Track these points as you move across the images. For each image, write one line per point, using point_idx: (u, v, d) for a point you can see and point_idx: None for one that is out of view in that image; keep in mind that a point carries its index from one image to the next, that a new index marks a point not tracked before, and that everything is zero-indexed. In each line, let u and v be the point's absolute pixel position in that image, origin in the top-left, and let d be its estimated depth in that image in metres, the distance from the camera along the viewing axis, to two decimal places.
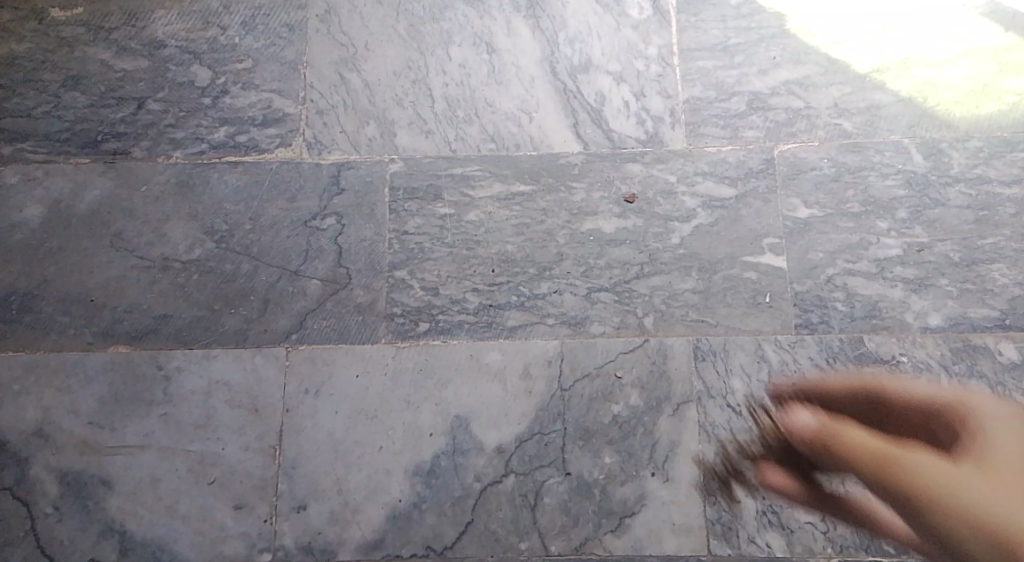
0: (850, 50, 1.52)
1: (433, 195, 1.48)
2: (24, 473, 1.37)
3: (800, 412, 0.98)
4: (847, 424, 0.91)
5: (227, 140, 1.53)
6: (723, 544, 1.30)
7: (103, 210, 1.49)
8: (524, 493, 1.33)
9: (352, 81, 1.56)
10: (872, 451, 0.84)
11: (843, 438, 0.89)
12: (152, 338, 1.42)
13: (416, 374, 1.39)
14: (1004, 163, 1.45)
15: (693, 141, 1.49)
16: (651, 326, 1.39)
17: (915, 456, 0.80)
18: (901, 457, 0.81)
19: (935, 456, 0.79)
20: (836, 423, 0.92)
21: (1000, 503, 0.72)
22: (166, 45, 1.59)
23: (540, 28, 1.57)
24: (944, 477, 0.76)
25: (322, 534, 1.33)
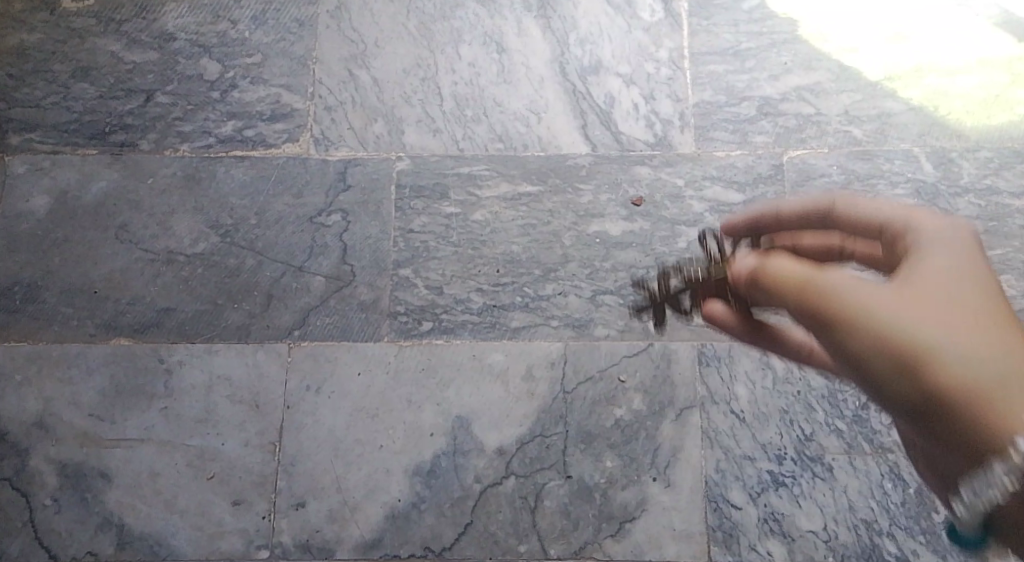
0: (861, 57, 1.52)
1: (440, 193, 1.47)
2: (24, 464, 1.36)
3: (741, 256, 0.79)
4: (768, 253, 0.74)
5: (234, 134, 1.53)
6: (724, 551, 1.29)
7: (109, 202, 1.49)
8: (525, 495, 1.32)
9: (361, 78, 1.55)
10: (794, 276, 0.69)
11: (767, 266, 0.72)
12: (155, 331, 1.42)
13: (418, 373, 1.38)
14: (1015, 174, 1.44)
15: (701, 145, 1.48)
16: (656, 331, 1.38)
17: (828, 275, 0.68)
18: (818, 276, 0.68)
19: (857, 276, 0.67)
20: (765, 256, 0.74)
21: (922, 325, 0.63)
22: (176, 38, 1.59)
23: (550, 28, 1.57)
24: (867, 299, 0.65)
25: (321, 532, 1.32)
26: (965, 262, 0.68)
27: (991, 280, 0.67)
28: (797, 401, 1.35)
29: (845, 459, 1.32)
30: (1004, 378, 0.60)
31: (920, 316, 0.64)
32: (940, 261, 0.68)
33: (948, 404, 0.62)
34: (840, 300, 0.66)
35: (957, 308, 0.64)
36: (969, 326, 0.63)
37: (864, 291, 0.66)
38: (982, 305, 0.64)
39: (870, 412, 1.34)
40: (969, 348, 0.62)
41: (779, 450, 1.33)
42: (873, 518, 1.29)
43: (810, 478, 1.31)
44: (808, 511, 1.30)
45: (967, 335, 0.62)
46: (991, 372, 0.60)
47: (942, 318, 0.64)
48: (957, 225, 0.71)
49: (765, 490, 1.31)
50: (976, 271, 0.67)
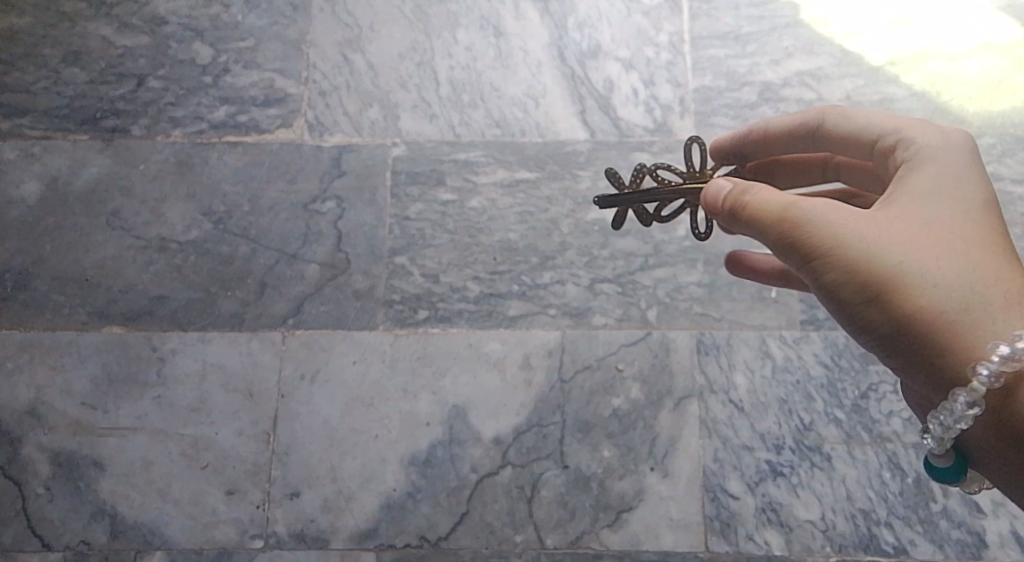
0: (863, 42, 1.50)
1: (436, 180, 1.45)
2: (16, 453, 1.35)
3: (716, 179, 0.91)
4: (756, 183, 0.87)
5: (227, 119, 1.51)
6: (721, 541, 1.28)
7: (100, 188, 1.47)
8: (521, 485, 1.31)
9: (356, 62, 1.53)
10: (777, 208, 0.83)
11: (751, 195, 0.86)
12: (148, 319, 1.40)
13: (414, 362, 1.37)
14: (1018, 161, 1.42)
15: (701, 131, 1.46)
16: (654, 319, 1.37)
17: (807, 207, 0.82)
18: (801, 206, 0.82)
19: (840, 209, 0.82)
20: (750, 185, 0.87)
21: (892, 257, 0.79)
22: (168, 21, 1.56)
23: (549, 12, 1.54)
24: (847, 234, 0.80)
25: (315, 522, 1.31)
26: (943, 187, 0.83)
27: (963, 207, 0.82)
28: (796, 391, 1.33)
29: (843, 448, 1.31)
30: (953, 302, 0.78)
31: (892, 249, 0.80)
32: (917, 189, 0.83)
33: (910, 322, 0.79)
34: (822, 233, 0.81)
35: (927, 242, 0.80)
36: (935, 256, 0.79)
37: (845, 226, 0.81)
38: (948, 235, 0.80)
39: (870, 401, 1.33)
40: (931, 276, 0.78)
41: (777, 440, 1.31)
42: (871, 507, 1.28)
43: (808, 467, 1.30)
44: (806, 500, 1.29)
45: (930, 265, 0.79)
46: (944, 297, 0.78)
47: (912, 249, 0.80)
48: (943, 149, 0.85)
49: (763, 480, 1.30)
50: (953, 200, 0.82)
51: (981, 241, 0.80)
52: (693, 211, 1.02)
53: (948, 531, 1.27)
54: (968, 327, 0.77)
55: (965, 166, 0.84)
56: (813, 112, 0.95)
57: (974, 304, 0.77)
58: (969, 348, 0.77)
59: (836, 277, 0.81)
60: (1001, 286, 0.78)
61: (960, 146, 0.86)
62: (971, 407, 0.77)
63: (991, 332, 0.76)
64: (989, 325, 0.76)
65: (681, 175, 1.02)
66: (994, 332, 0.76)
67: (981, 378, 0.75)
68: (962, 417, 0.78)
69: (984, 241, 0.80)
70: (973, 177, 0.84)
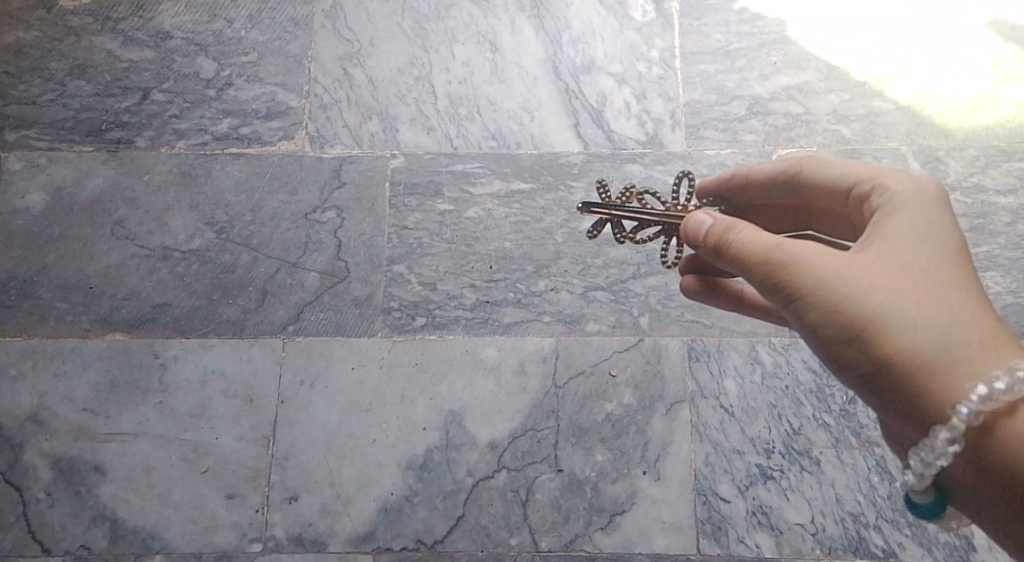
0: (849, 58, 1.54)
1: (433, 191, 1.48)
2: (18, 458, 1.37)
3: (698, 213, 0.92)
4: (737, 221, 0.88)
5: (230, 131, 1.54)
6: (713, 543, 1.30)
7: (105, 199, 1.50)
8: (516, 489, 1.33)
9: (356, 76, 1.57)
10: (760, 248, 0.85)
11: (734, 232, 0.87)
12: (150, 326, 1.43)
13: (411, 368, 1.39)
14: (1000, 172, 1.46)
15: (692, 144, 1.49)
16: (647, 326, 1.40)
17: (789, 248, 0.83)
18: (784, 247, 0.84)
19: (821, 250, 0.83)
20: (734, 223, 0.88)
21: (874, 300, 0.80)
22: (172, 36, 1.60)
23: (544, 28, 1.58)
24: (829, 275, 0.81)
25: (314, 526, 1.33)
26: (921, 230, 0.85)
27: (942, 250, 0.83)
28: (785, 397, 1.36)
29: (832, 453, 1.33)
30: (934, 343, 0.79)
31: (874, 291, 0.80)
32: (896, 232, 0.85)
33: (890, 363, 0.80)
34: (802, 274, 0.82)
35: (909, 285, 0.81)
36: (916, 298, 0.80)
37: (825, 267, 0.82)
38: (928, 279, 0.81)
39: (858, 406, 1.35)
40: (913, 319, 0.79)
41: (767, 445, 1.34)
42: (860, 511, 1.31)
43: (798, 471, 1.33)
44: (796, 504, 1.31)
45: (911, 308, 0.80)
46: (925, 339, 0.79)
47: (893, 291, 0.81)
48: (920, 195, 0.87)
49: (753, 484, 1.32)
50: (931, 243, 0.84)
51: (961, 284, 0.81)
52: (667, 239, 1.05)
53: (936, 534, 1.29)
54: (950, 369, 0.78)
55: (943, 211, 0.86)
56: (794, 159, 0.98)
57: (953, 346, 0.78)
58: (949, 389, 0.78)
59: (818, 319, 0.82)
60: (982, 329, 0.79)
61: (937, 195, 0.87)
62: (952, 444, 0.78)
63: (970, 373, 0.77)
64: (970, 367, 0.77)
65: (665, 203, 1.04)
66: (975, 373, 0.77)
67: (960, 417, 0.76)
68: (943, 455, 0.79)
69: (961, 283, 0.82)
70: (950, 223, 0.86)
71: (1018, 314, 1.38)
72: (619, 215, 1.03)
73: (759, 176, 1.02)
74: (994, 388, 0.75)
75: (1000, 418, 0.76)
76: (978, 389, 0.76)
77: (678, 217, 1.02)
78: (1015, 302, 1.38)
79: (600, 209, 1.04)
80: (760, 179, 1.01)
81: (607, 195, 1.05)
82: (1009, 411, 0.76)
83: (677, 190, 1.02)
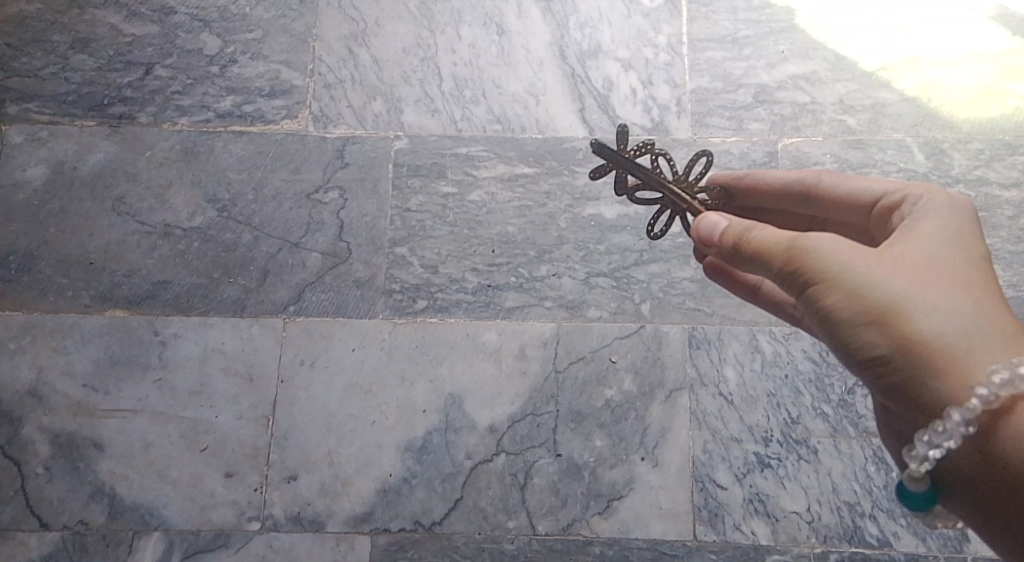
0: (857, 47, 1.53)
1: (437, 173, 1.48)
2: (17, 432, 1.37)
3: (708, 214, 0.93)
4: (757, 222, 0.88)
5: (233, 109, 1.53)
6: (709, 530, 1.31)
7: (106, 174, 1.50)
8: (514, 472, 1.34)
9: (361, 56, 1.56)
10: (783, 238, 0.84)
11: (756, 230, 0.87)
12: (151, 303, 1.43)
13: (412, 350, 1.39)
14: (1006, 166, 1.46)
15: (697, 131, 1.49)
16: (648, 313, 1.40)
17: (814, 236, 0.82)
18: (808, 237, 0.82)
19: (845, 240, 0.82)
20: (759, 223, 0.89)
21: (898, 287, 0.79)
22: (176, 12, 1.59)
23: (551, 11, 1.57)
24: (852, 262, 0.80)
25: (312, 505, 1.34)
26: (946, 233, 0.84)
27: (965, 249, 0.83)
28: (785, 386, 1.37)
29: (830, 442, 1.34)
30: (954, 333, 0.77)
31: (897, 280, 0.79)
32: (919, 232, 0.85)
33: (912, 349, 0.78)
34: (826, 259, 0.80)
35: (933, 277, 0.80)
36: (938, 290, 0.79)
37: (849, 255, 0.80)
38: (953, 273, 0.81)
39: (856, 397, 1.36)
40: (937, 306, 0.78)
41: (765, 433, 1.35)
42: (856, 500, 1.31)
43: (795, 460, 1.33)
44: (792, 492, 1.32)
45: (936, 297, 0.79)
46: (946, 328, 0.77)
47: (917, 280, 0.79)
48: (944, 200, 0.87)
49: (750, 472, 1.33)
50: (954, 243, 0.83)
51: (984, 282, 0.81)
52: (659, 210, 1.02)
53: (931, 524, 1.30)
54: (970, 356, 0.77)
55: (968, 216, 0.86)
56: (811, 171, 1.00)
57: (975, 335, 0.77)
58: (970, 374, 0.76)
59: (837, 304, 0.80)
60: (1005, 324, 0.78)
61: (961, 201, 0.88)
62: (965, 426, 0.77)
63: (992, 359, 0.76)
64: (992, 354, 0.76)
65: (674, 174, 1.01)
66: (993, 361, 0.76)
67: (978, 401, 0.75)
68: (954, 436, 0.78)
69: (981, 282, 0.81)
70: (972, 227, 0.86)
71: (1019, 309, 1.38)
72: (625, 167, 1.00)
73: (773, 184, 1.03)
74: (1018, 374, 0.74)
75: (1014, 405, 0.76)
76: (998, 373, 0.75)
77: (680, 194, 1.00)
78: (1016, 296, 1.39)
79: (608, 155, 1.00)
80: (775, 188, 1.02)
81: (625, 146, 1.01)
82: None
83: (691, 166, 1.00)
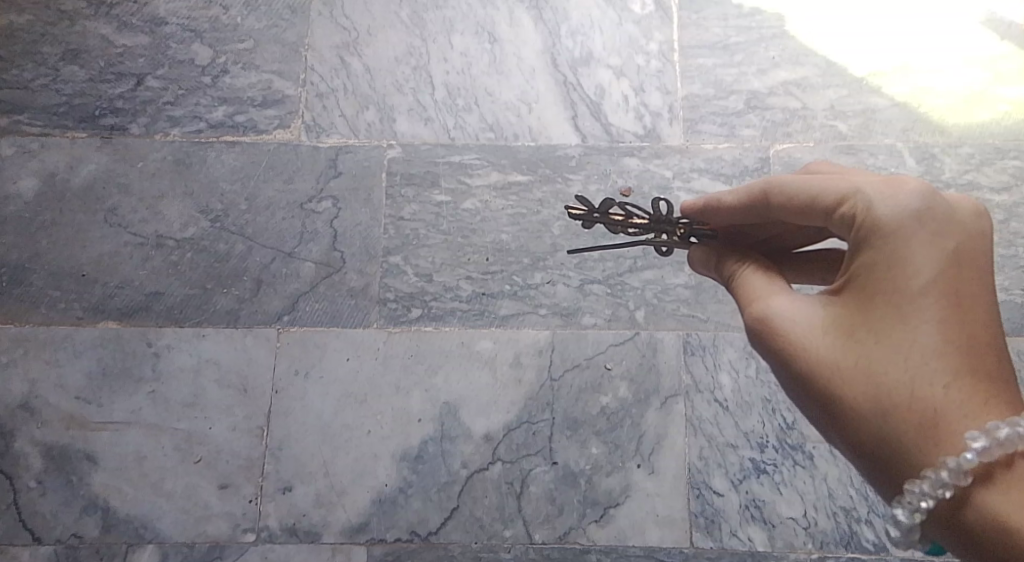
0: (848, 54, 1.54)
1: (430, 181, 1.48)
2: (8, 446, 1.36)
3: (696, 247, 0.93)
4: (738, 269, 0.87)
5: (225, 120, 1.53)
6: (705, 536, 1.31)
7: (98, 185, 1.49)
8: (510, 481, 1.34)
9: (353, 66, 1.56)
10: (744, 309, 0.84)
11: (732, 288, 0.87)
12: (144, 314, 1.42)
13: (407, 359, 1.39)
14: (996, 170, 1.46)
15: (690, 138, 1.49)
16: (642, 320, 1.40)
17: (762, 313, 0.82)
18: (760, 313, 0.82)
19: (793, 317, 0.80)
20: (739, 258, 0.88)
21: (838, 370, 0.77)
22: (167, 22, 1.59)
23: (542, 18, 1.58)
24: (794, 345, 0.79)
25: (307, 516, 1.33)
26: (895, 281, 0.75)
27: (914, 302, 0.74)
28: (780, 391, 1.37)
29: (825, 447, 1.34)
30: (889, 421, 0.74)
31: (837, 362, 0.77)
32: (863, 277, 0.76)
33: (853, 433, 0.76)
34: (769, 334, 0.81)
35: (871, 347, 0.75)
36: (878, 370, 0.75)
37: (791, 337, 0.79)
38: (892, 336, 0.75)
39: None
40: (869, 392, 0.75)
41: (761, 439, 1.35)
42: (852, 505, 1.31)
43: (791, 465, 1.33)
44: (788, 498, 1.32)
45: (869, 374, 0.75)
46: (880, 417, 0.74)
47: (854, 354, 0.76)
48: (887, 221, 0.75)
49: (747, 478, 1.33)
50: (895, 290, 0.75)
51: (931, 338, 0.73)
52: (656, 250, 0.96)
53: None
54: (902, 449, 0.73)
55: (921, 248, 0.74)
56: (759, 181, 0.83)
57: (909, 425, 0.72)
58: (905, 468, 0.73)
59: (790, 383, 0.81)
60: (948, 400, 0.71)
61: (913, 224, 0.74)
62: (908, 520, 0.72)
63: (923, 456, 0.71)
64: (924, 449, 0.71)
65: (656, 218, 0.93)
66: (921, 461, 0.71)
67: (902, 516, 0.72)
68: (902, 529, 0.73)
69: (929, 347, 0.73)
70: (928, 247, 0.74)
71: (1011, 312, 1.39)
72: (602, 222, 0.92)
73: (727, 210, 0.87)
74: (936, 489, 0.69)
75: (955, 511, 0.69)
76: (919, 484, 0.70)
77: (671, 239, 0.93)
78: (1008, 299, 1.39)
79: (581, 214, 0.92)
80: (730, 214, 0.87)
81: (591, 205, 0.93)
82: (963, 505, 0.69)
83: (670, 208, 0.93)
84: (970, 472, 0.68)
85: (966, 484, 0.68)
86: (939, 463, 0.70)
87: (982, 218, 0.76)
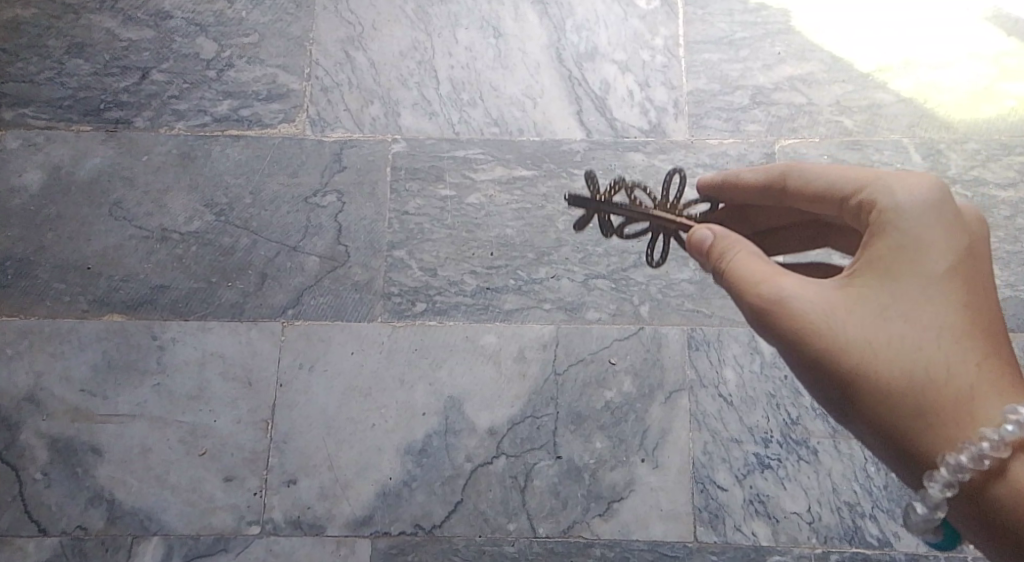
0: (853, 49, 1.54)
1: (435, 175, 1.48)
2: (14, 439, 1.37)
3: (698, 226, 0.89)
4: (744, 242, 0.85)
5: (230, 113, 1.53)
6: (709, 531, 1.31)
7: (102, 179, 1.49)
8: (514, 474, 1.34)
9: (358, 60, 1.56)
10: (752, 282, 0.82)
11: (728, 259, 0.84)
12: (148, 307, 1.42)
13: (412, 353, 1.39)
14: (1001, 166, 1.46)
15: (695, 132, 1.49)
16: (647, 315, 1.40)
17: (779, 289, 0.80)
18: (776, 290, 0.81)
19: (813, 295, 0.80)
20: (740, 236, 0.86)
21: (861, 348, 0.78)
22: (172, 16, 1.59)
23: (548, 14, 1.58)
24: (815, 323, 0.79)
25: (312, 509, 1.33)
26: (920, 265, 0.78)
27: (938, 286, 0.78)
28: (784, 386, 1.37)
29: (830, 443, 1.34)
30: (919, 398, 0.76)
31: (861, 341, 0.78)
32: (887, 260, 0.79)
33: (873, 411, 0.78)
34: (785, 313, 0.80)
35: (896, 327, 0.78)
36: (905, 350, 0.77)
37: (813, 315, 0.79)
38: (917, 317, 0.77)
39: None
40: (896, 370, 0.77)
41: (765, 433, 1.35)
42: (857, 500, 1.32)
43: (795, 460, 1.34)
44: (793, 493, 1.32)
45: (895, 353, 0.77)
46: (907, 394, 0.77)
47: (878, 334, 0.78)
48: (913, 208, 0.79)
49: (750, 472, 1.33)
50: (920, 273, 0.78)
51: (953, 321, 0.77)
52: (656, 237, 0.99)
53: None
54: (933, 425, 0.76)
55: (944, 234, 0.78)
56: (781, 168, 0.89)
57: (940, 402, 0.75)
58: (937, 444, 0.75)
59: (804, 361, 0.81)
60: (977, 378, 0.75)
61: (938, 214, 0.79)
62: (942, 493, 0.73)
63: (957, 432, 0.74)
64: (958, 425, 0.74)
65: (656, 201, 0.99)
66: (957, 436, 0.74)
67: (936, 490, 0.73)
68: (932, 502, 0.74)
69: (954, 330, 0.77)
70: (949, 234, 0.78)
71: (1017, 307, 1.39)
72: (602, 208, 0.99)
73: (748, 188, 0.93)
74: (976, 461, 0.71)
75: (988, 484, 0.72)
76: (956, 457, 0.73)
77: (668, 215, 0.97)
78: (1015, 295, 1.39)
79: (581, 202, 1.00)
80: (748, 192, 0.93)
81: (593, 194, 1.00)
82: (999, 477, 0.72)
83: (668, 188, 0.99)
84: (1010, 444, 0.71)
85: (1006, 456, 0.71)
86: (976, 436, 0.72)
87: (983, 220, 0.83)
